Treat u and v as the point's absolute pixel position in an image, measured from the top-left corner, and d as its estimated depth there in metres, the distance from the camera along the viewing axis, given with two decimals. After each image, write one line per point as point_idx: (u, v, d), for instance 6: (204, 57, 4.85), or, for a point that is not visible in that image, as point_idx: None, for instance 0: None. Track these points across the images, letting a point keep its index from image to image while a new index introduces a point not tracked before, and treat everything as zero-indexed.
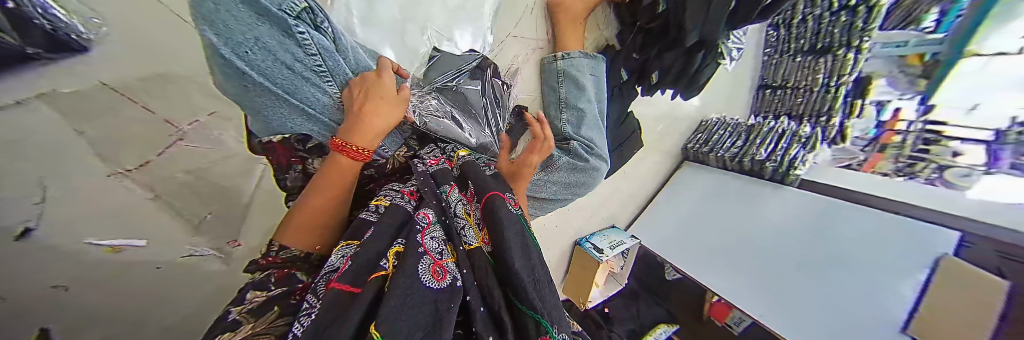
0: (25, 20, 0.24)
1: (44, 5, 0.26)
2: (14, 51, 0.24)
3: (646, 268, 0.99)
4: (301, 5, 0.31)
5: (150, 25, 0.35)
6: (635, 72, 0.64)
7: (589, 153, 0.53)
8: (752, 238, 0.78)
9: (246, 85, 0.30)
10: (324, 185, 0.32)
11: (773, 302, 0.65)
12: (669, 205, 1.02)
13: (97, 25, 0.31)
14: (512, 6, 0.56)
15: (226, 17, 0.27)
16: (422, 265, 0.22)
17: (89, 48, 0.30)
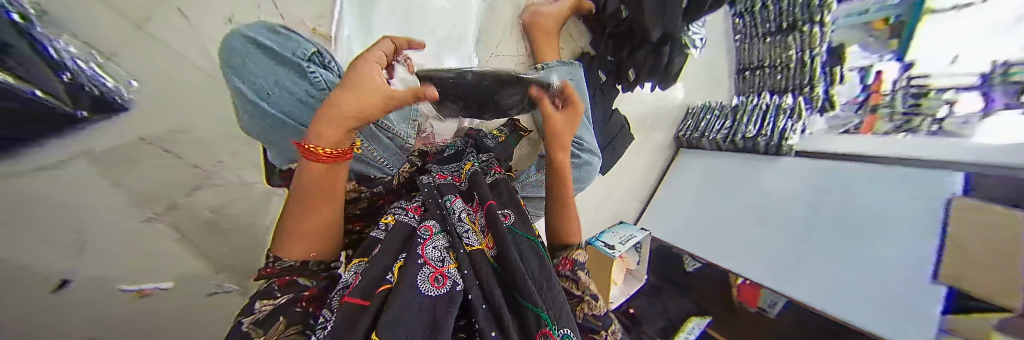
0: (74, 88, 0.31)
1: (94, 76, 0.32)
2: (62, 115, 0.31)
3: (664, 262, 0.96)
4: (312, 50, 0.37)
5: (181, 88, 0.40)
6: (612, 73, 0.69)
7: (579, 150, 0.57)
8: (763, 212, 0.80)
9: (269, 123, 0.35)
10: (307, 190, 0.30)
11: (791, 275, 0.67)
12: (671, 195, 1.04)
13: (134, 86, 0.36)
14: (490, 31, 0.61)
15: (252, 68, 0.33)
16: (423, 274, 0.26)
17: (130, 106, 0.36)
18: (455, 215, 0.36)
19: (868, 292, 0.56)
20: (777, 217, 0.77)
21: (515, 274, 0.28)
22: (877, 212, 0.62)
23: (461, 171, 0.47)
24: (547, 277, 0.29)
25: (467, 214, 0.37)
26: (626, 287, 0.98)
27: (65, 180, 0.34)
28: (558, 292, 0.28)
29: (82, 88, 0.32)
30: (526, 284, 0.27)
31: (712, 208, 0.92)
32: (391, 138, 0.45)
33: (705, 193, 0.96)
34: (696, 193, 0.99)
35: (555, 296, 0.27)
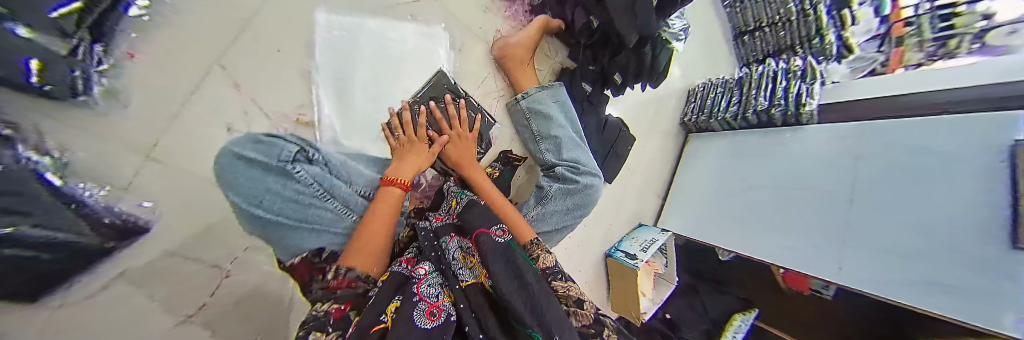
0: (99, 223, 0.32)
1: (110, 205, 0.33)
2: (98, 250, 0.32)
3: (693, 260, 0.91)
4: (295, 149, 0.38)
5: (191, 192, 0.40)
6: (597, 82, 0.67)
7: (576, 174, 0.55)
8: (793, 189, 0.73)
9: (267, 225, 0.37)
10: (377, 216, 0.39)
11: (823, 258, 0.62)
12: (688, 185, 0.98)
13: (147, 206, 0.37)
14: (468, 70, 0.59)
15: (243, 180, 0.35)
16: (419, 308, 0.28)
17: (150, 224, 0.37)
18: (450, 254, 0.40)
19: (910, 266, 0.50)
20: (809, 193, 0.69)
21: (505, 292, 0.30)
22: (913, 167, 0.54)
23: (452, 209, 0.50)
24: (544, 291, 0.31)
25: (458, 250, 0.41)
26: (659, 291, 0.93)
27: (95, 311, 0.34)
28: (556, 315, 0.28)
29: (104, 220, 0.32)
30: (514, 302, 0.29)
31: (734, 192, 0.85)
32: None
33: (724, 176, 0.89)
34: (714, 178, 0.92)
35: (544, 310, 0.28)
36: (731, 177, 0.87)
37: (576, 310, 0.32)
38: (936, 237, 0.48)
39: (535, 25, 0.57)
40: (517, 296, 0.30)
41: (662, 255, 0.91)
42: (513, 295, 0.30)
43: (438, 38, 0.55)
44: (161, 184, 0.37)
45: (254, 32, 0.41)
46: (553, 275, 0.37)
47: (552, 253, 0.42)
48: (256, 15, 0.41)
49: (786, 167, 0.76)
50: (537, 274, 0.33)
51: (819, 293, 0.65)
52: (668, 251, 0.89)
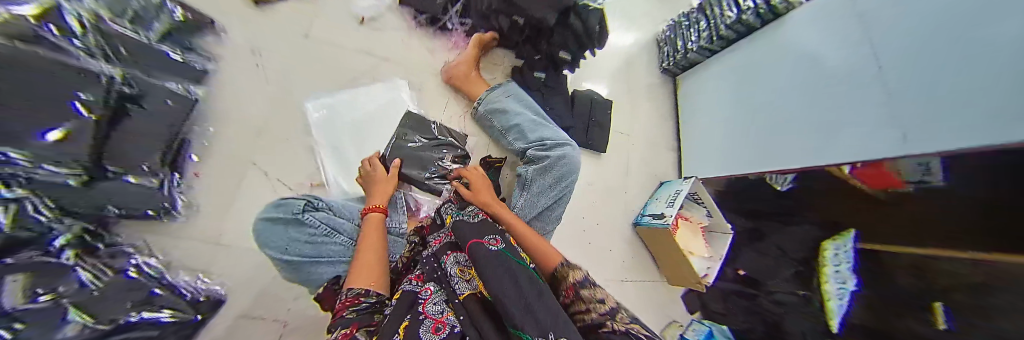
0: (194, 300, 0.44)
1: (200, 286, 0.47)
2: (191, 322, 0.43)
3: (736, 201, 0.77)
4: (303, 202, 0.47)
5: (245, 265, 0.52)
6: (548, 65, 0.72)
7: (546, 151, 0.59)
8: (780, 84, 0.66)
9: (296, 267, 0.45)
10: (369, 245, 0.44)
11: (815, 142, 0.57)
12: (698, 125, 0.91)
13: (212, 282, 0.49)
14: (432, 101, 0.68)
15: (277, 238, 0.45)
16: (424, 326, 0.32)
17: (224, 295, 0.49)
18: (449, 270, 0.42)
19: (880, 118, 0.44)
20: (798, 79, 0.62)
21: (499, 297, 0.30)
22: None
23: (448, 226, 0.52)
24: (538, 292, 0.30)
25: (457, 265, 0.42)
26: (715, 246, 0.81)
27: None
28: (553, 309, 0.27)
29: (197, 299, 0.45)
30: (506, 303, 0.29)
31: (738, 110, 0.77)
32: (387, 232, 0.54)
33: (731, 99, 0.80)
34: (716, 106, 0.85)
35: (536, 305, 0.27)
36: (735, 96, 0.78)
37: (597, 305, 0.33)
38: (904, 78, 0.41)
39: (473, 45, 0.65)
40: (509, 295, 0.30)
41: (701, 206, 0.80)
42: (505, 293, 0.30)
43: (400, 86, 0.66)
44: (226, 260, 0.51)
45: (269, 132, 0.55)
46: (579, 286, 0.37)
47: (580, 270, 0.41)
48: (264, 124, 0.55)
49: (783, 62, 0.66)
50: (534, 277, 0.33)
51: (927, 184, 0.39)
52: (707, 200, 0.77)
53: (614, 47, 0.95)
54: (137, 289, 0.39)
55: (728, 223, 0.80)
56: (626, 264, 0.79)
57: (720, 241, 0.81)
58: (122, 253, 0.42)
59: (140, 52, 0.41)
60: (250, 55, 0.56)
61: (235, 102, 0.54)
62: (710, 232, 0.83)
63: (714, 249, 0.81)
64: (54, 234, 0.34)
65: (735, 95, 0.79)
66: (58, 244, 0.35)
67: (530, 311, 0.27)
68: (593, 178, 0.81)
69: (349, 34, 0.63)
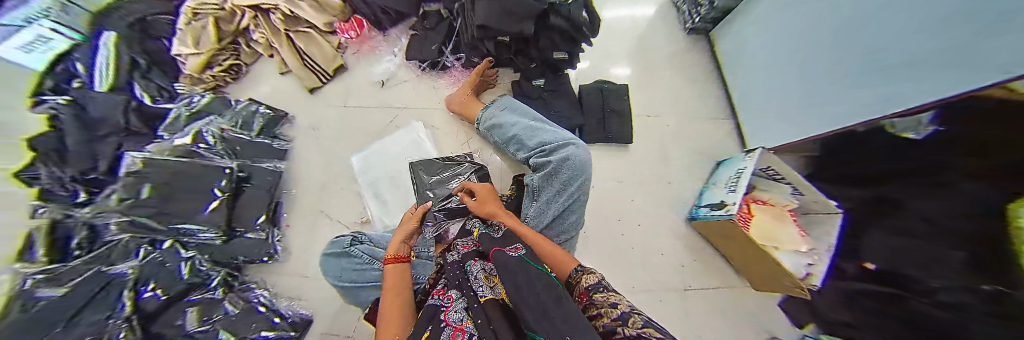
0: (296, 322, 0.58)
1: (300, 311, 0.61)
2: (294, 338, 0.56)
3: (834, 168, 0.57)
4: (350, 238, 0.58)
5: (321, 292, 0.65)
6: (547, 70, 0.73)
7: (547, 156, 0.57)
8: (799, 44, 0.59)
9: (351, 292, 0.54)
10: (390, 303, 0.42)
11: (827, 108, 0.53)
12: (743, 89, 0.79)
13: (301, 308, 0.63)
14: (446, 132, 0.76)
15: (338, 271, 0.55)
16: (445, 334, 0.32)
17: (312, 318, 0.62)
18: (473, 275, 0.41)
19: (896, 76, 0.40)
20: (813, 34, 0.55)
21: (518, 305, 0.29)
22: None
23: (474, 238, 0.52)
24: (555, 298, 0.29)
25: (481, 271, 0.41)
26: (818, 235, 0.61)
27: None
28: (569, 314, 0.25)
29: (294, 321, 0.58)
30: (525, 312, 0.27)
31: (767, 75, 0.70)
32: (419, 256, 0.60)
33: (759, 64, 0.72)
34: (744, 78, 0.77)
35: (550, 310, 0.26)
36: (755, 67, 0.73)
37: (609, 310, 0.31)
38: (910, 40, 0.36)
39: (472, 75, 0.70)
40: (525, 302, 0.29)
41: (782, 183, 0.64)
42: (523, 301, 0.29)
43: (416, 128, 0.76)
44: (312, 290, 0.65)
45: (330, 185, 0.71)
46: (592, 291, 0.36)
47: (598, 274, 0.40)
48: (326, 179, 0.71)
49: (784, 22, 0.62)
50: (552, 283, 0.32)
51: None
52: (787, 176, 0.60)
53: (625, 31, 0.91)
54: (253, 320, 0.54)
55: (832, 200, 0.58)
56: (690, 266, 0.72)
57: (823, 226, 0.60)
58: (246, 293, 0.59)
59: (252, 146, 0.64)
60: (310, 131, 0.74)
61: (307, 167, 0.72)
62: (804, 216, 0.64)
63: (816, 238, 0.61)
64: (215, 279, 0.56)
65: (756, 64, 0.73)
66: (215, 284, 0.56)
67: (543, 317, 0.26)
68: (624, 174, 0.78)
69: (374, 96, 0.77)
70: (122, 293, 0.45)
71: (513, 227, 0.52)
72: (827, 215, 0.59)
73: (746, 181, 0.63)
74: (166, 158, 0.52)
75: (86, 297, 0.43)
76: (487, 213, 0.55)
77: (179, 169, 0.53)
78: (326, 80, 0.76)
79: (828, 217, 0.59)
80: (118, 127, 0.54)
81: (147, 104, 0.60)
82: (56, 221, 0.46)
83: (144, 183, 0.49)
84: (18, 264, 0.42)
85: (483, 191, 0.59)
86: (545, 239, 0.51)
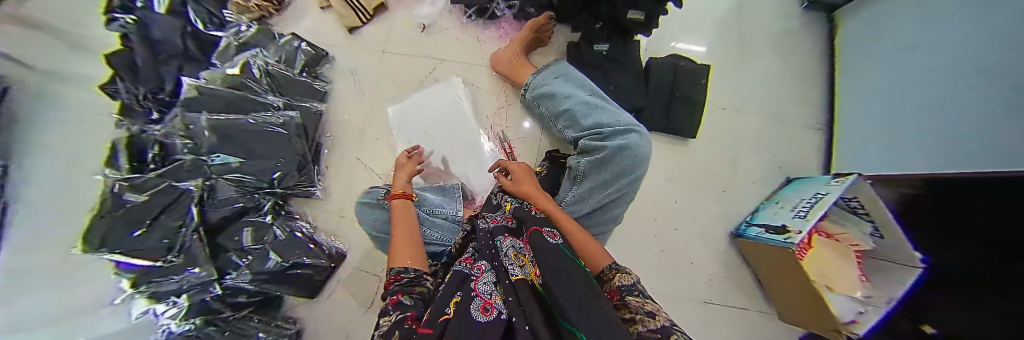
0: (332, 255, 0.67)
1: (335, 246, 0.69)
2: (327, 268, 0.65)
3: (925, 216, 0.49)
4: (383, 190, 0.60)
5: (357, 233, 0.71)
6: (614, 34, 0.60)
7: (603, 140, 0.49)
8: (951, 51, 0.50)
9: (382, 240, 0.56)
10: (399, 232, 0.46)
11: (915, 143, 0.54)
12: (866, 94, 0.66)
13: (337, 242, 0.70)
14: (487, 96, 0.71)
15: (374, 217, 0.56)
16: (474, 305, 0.29)
17: (346, 252, 0.70)
18: (503, 252, 0.39)
19: (991, 133, 0.41)
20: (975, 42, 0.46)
21: (556, 294, 0.28)
22: None
23: (507, 212, 0.51)
24: (594, 296, 0.27)
25: (513, 248, 0.39)
26: (882, 285, 0.55)
27: (335, 292, 0.69)
28: (610, 319, 0.24)
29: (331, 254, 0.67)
30: (562, 301, 0.26)
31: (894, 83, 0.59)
32: (446, 219, 0.56)
33: (888, 69, 0.61)
34: (850, 87, 0.70)
35: (591, 311, 0.24)
36: (862, 81, 0.68)
37: (645, 319, 0.29)
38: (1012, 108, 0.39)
39: (525, 30, 0.61)
40: (566, 293, 0.27)
41: (863, 219, 0.55)
42: (562, 292, 0.28)
43: (455, 85, 0.70)
44: (350, 230, 0.71)
45: (366, 133, 0.71)
46: (624, 293, 0.34)
47: (631, 274, 0.37)
48: (365, 127, 0.71)
49: (909, 42, 0.57)
50: (591, 279, 0.31)
51: None
52: (874, 214, 0.53)
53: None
54: (297, 247, 0.62)
55: (917, 251, 0.50)
56: (719, 282, 0.67)
57: (895, 276, 0.54)
58: (291, 222, 0.66)
59: (294, 83, 0.65)
60: (349, 75, 0.73)
61: (349, 112, 0.72)
62: (872, 260, 0.57)
63: (879, 287, 0.55)
64: (266, 205, 0.63)
65: (865, 78, 0.67)
66: (266, 210, 0.63)
67: (589, 314, 0.24)
68: (675, 173, 0.70)
69: (416, 43, 0.72)
70: (191, 208, 0.51)
71: (550, 211, 0.48)
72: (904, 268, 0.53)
73: (811, 205, 0.56)
74: (220, 89, 0.56)
75: (163, 204, 0.48)
76: (514, 186, 0.53)
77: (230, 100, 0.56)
78: (366, 19, 0.72)
79: (904, 268, 0.53)
80: (177, 50, 0.57)
81: (201, 31, 0.62)
82: (133, 134, 0.50)
83: (200, 111, 0.53)
84: (108, 170, 0.44)
85: (519, 166, 0.57)
86: (579, 227, 0.47)
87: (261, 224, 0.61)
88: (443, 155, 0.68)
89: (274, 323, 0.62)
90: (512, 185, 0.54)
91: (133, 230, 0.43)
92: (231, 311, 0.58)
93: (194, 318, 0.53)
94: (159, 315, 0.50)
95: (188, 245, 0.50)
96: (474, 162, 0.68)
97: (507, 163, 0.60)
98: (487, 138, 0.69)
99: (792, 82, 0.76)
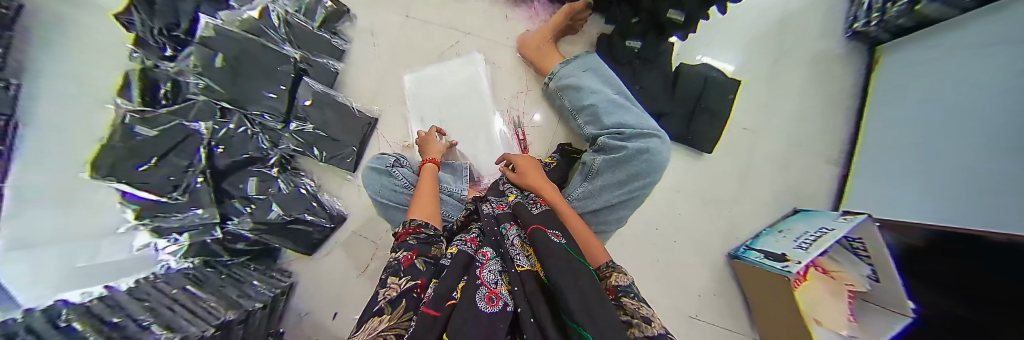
0: (336, 216, 0.67)
1: (338, 209, 0.69)
2: (327, 228, 0.66)
3: (938, 264, 0.47)
4: (391, 159, 0.59)
5: (359, 198, 0.71)
6: (653, 31, 0.56)
7: (623, 141, 0.48)
8: (966, 101, 0.49)
9: (385, 207, 0.56)
10: (425, 189, 0.49)
11: (929, 190, 0.53)
12: (891, 129, 0.64)
13: (337, 203, 0.70)
14: (506, 78, 0.69)
15: (378, 183, 0.56)
16: (480, 293, 0.26)
17: (346, 215, 0.70)
18: (509, 241, 0.38)
19: (995, 193, 0.41)
20: (985, 96, 0.46)
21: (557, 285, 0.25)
22: None
23: (509, 200, 0.50)
24: (598, 295, 0.24)
25: (518, 237, 0.38)
26: (867, 325, 0.56)
27: (332, 253, 0.70)
28: (615, 320, 0.21)
29: (333, 215, 0.67)
30: (567, 296, 0.23)
31: (915, 124, 0.58)
32: (449, 195, 0.55)
33: (912, 108, 0.60)
34: (877, 122, 0.68)
35: (600, 312, 0.21)
36: (887, 119, 0.65)
37: (642, 323, 0.26)
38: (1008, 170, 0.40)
39: (559, 14, 0.58)
40: (569, 286, 0.24)
41: (862, 260, 0.55)
42: (564, 285, 0.24)
43: (475, 62, 0.68)
44: (353, 194, 0.71)
45: (379, 100, 0.69)
46: (621, 293, 0.32)
47: (626, 274, 0.36)
48: (378, 93, 0.70)
49: (936, 86, 0.56)
50: (592, 276, 0.27)
51: None
52: (875, 258, 0.52)
53: (764, 14, 0.73)
54: (299, 203, 0.62)
55: (909, 300, 0.50)
56: (709, 297, 0.68)
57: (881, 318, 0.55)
58: (297, 178, 0.65)
59: (312, 37, 0.63)
60: (369, 37, 0.70)
61: (365, 76, 0.70)
62: (862, 303, 0.58)
63: (865, 327, 0.56)
64: (273, 158, 0.61)
65: (891, 115, 0.65)
66: (273, 162, 0.61)
67: (592, 312, 0.21)
68: (683, 185, 0.69)
69: (441, 12, 0.70)
70: (199, 148, 0.52)
71: (561, 208, 0.46)
72: (895, 313, 0.53)
73: (819, 236, 0.55)
74: (235, 32, 0.53)
75: (169, 144, 0.49)
76: (518, 175, 0.52)
77: (245, 46, 0.54)
78: None
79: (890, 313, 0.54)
80: None
81: None
82: (147, 68, 0.51)
83: (216, 53, 0.51)
84: (119, 100, 0.46)
85: (527, 158, 0.56)
86: (583, 223, 0.46)
87: (267, 175, 0.60)
88: (454, 133, 0.67)
89: (270, 273, 0.64)
90: (518, 176, 0.53)
91: (138, 164, 0.45)
92: (229, 256, 0.59)
93: (193, 258, 0.55)
94: (160, 249, 0.52)
95: (196, 183, 0.51)
96: (484, 144, 0.67)
97: (511, 157, 0.58)
98: (501, 121, 0.67)
99: (821, 110, 0.73)
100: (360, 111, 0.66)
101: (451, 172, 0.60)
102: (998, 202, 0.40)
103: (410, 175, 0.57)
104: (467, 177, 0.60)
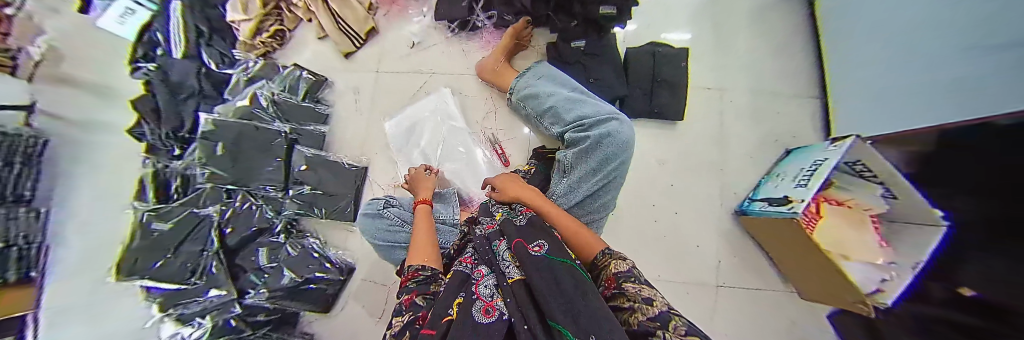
0: (345, 267, 0.69)
1: (346, 261, 0.71)
2: (338, 281, 0.67)
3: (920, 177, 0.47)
4: (381, 201, 0.63)
5: (364, 245, 0.73)
6: (592, 30, 0.63)
7: (586, 131, 0.51)
8: (896, 15, 0.52)
9: (384, 248, 0.58)
10: (421, 233, 0.48)
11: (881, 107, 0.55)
12: (845, 58, 0.66)
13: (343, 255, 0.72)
14: (476, 103, 0.74)
15: (373, 226, 0.59)
16: (475, 307, 0.25)
17: (355, 265, 0.72)
18: (499, 255, 0.36)
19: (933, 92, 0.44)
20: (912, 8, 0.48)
21: (540, 286, 0.23)
22: None
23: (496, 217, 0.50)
24: (581, 291, 0.22)
25: (507, 250, 0.37)
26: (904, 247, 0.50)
27: (347, 305, 0.71)
28: (597, 305, 0.19)
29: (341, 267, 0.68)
30: (547, 296, 0.21)
31: (864, 49, 0.60)
32: (443, 223, 0.58)
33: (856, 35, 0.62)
34: (833, 56, 0.70)
35: (582, 304, 0.19)
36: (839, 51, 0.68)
37: (643, 306, 0.22)
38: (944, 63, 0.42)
39: (506, 37, 0.65)
40: (550, 288, 0.22)
41: (873, 182, 0.51)
42: (545, 286, 0.22)
43: (445, 95, 0.74)
44: (358, 242, 0.73)
45: (367, 149, 0.75)
46: (622, 279, 0.28)
47: (624, 258, 0.32)
48: (365, 143, 0.75)
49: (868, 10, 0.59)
50: (580, 275, 0.25)
51: None
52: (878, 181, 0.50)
53: None
54: (309, 262, 0.63)
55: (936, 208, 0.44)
56: (728, 263, 0.66)
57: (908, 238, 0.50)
58: (302, 240, 0.67)
59: (298, 108, 0.70)
60: (348, 96, 0.77)
61: (351, 131, 0.76)
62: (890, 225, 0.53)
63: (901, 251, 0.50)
64: (278, 225, 0.65)
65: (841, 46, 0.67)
66: (278, 230, 0.65)
67: (576, 307, 0.19)
68: (667, 157, 0.70)
69: (407, 59, 0.77)
70: (211, 233, 0.56)
71: (551, 214, 0.46)
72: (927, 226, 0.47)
73: (811, 173, 0.55)
74: (230, 120, 0.61)
75: (182, 235, 0.53)
76: (503, 191, 0.54)
77: (240, 130, 0.61)
78: (359, 45, 0.78)
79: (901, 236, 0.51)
80: (195, 91, 0.63)
81: (213, 70, 0.68)
82: (158, 170, 0.57)
83: (216, 143, 0.58)
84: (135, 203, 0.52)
85: (506, 175, 0.60)
86: (572, 219, 0.45)
87: (274, 240, 0.63)
88: (439, 162, 0.71)
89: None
90: (502, 192, 0.55)
91: (154, 260, 0.49)
92: (250, 329, 0.59)
93: None
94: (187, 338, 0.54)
95: (212, 268, 0.54)
96: (468, 166, 0.70)
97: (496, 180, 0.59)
98: (478, 141, 0.72)
99: (778, 57, 0.76)
100: (352, 166, 0.71)
101: (442, 201, 0.63)
102: (937, 96, 0.43)
103: (403, 212, 0.61)
104: (455, 203, 0.63)
